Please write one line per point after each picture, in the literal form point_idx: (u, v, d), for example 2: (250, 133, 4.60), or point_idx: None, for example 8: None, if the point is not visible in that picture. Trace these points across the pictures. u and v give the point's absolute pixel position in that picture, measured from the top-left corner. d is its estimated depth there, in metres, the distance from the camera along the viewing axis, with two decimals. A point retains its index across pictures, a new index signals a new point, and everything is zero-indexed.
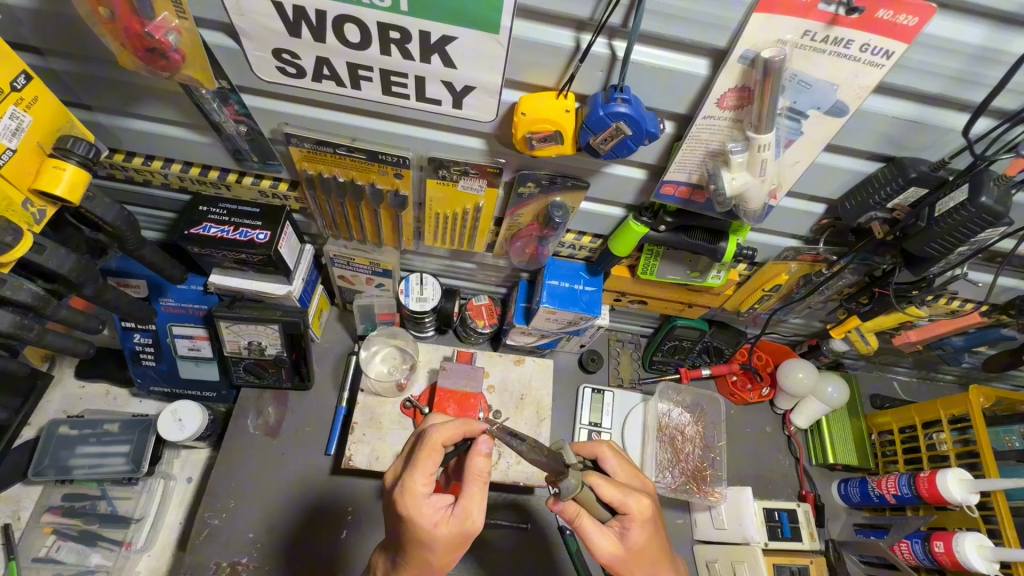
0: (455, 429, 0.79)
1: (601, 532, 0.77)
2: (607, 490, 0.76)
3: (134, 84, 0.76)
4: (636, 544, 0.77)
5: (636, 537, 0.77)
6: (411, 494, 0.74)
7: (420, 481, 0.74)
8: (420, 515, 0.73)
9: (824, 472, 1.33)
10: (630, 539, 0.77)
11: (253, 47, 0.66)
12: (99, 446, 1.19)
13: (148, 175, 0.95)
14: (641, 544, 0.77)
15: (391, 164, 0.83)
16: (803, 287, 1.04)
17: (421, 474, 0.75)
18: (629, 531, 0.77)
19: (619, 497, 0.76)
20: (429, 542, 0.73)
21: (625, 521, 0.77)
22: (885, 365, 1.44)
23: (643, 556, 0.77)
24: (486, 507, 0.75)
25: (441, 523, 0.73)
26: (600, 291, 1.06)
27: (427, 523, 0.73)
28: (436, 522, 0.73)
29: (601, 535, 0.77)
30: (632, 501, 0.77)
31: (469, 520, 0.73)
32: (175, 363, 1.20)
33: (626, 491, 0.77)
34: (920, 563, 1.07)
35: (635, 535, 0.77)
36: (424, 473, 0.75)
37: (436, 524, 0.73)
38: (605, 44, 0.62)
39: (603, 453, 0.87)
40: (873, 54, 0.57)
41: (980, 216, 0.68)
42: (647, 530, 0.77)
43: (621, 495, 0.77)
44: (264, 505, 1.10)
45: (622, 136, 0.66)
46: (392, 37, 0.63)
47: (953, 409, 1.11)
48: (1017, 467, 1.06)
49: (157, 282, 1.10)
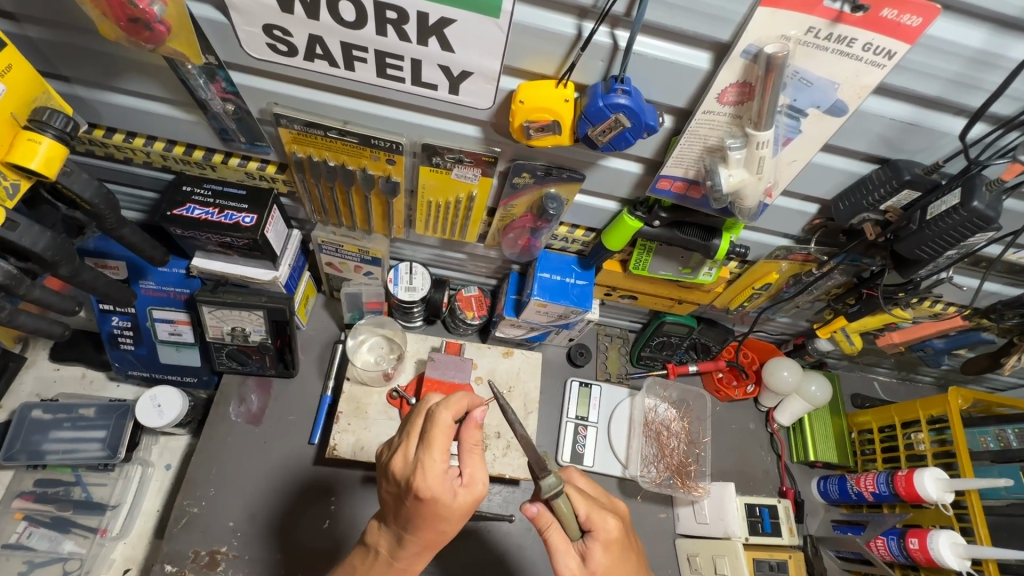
0: (457, 407, 0.75)
1: (567, 549, 0.76)
2: (578, 505, 0.77)
3: (115, 56, 0.73)
4: (598, 569, 0.75)
5: (599, 559, 0.76)
6: (430, 470, 0.71)
7: (437, 459, 0.72)
8: (443, 491, 0.71)
9: (804, 469, 1.35)
10: (593, 560, 0.76)
11: (243, 21, 0.64)
12: (73, 432, 1.16)
13: (130, 152, 0.92)
14: (603, 568, 0.76)
15: (384, 150, 0.81)
16: (793, 287, 1.03)
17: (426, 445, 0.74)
18: (593, 553, 0.76)
19: (586, 514, 0.77)
20: (446, 515, 0.73)
21: (591, 542, 0.77)
22: (868, 365, 1.46)
23: None
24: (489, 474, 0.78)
25: (458, 493, 0.73)
26: (591, 284, 1.06)
27: (449, 496, 0.72)
28: (457, 500, 0.72)
29: (566, 554, 0.76)
30: (599, 519, 0.77)
31: (476, 487, 0.74)
32: (154, 347, 1.16)
33: (594, 507, 0.77)
34: (895, 559, 1.10)
35: (599, 557, 0.76)
36: (443, 453, 0.72)
37: (454, 495, 0.73)
38: (607, 33, 0.61)
39: (573, 474, 0.87)
40: (876, 54, 0.56)
41: (971, 220, 0.68)
42: (611, 553, 0.76)
43: (589, 510, 0.77)
44: (245, 492, 1.08)
45: (621, 128, 0.65)
46: (388, 17, 0.61)
47: (931, 410, 1.14)
48: (990, 467, 1.09)
49: (138, 264, 1.06)
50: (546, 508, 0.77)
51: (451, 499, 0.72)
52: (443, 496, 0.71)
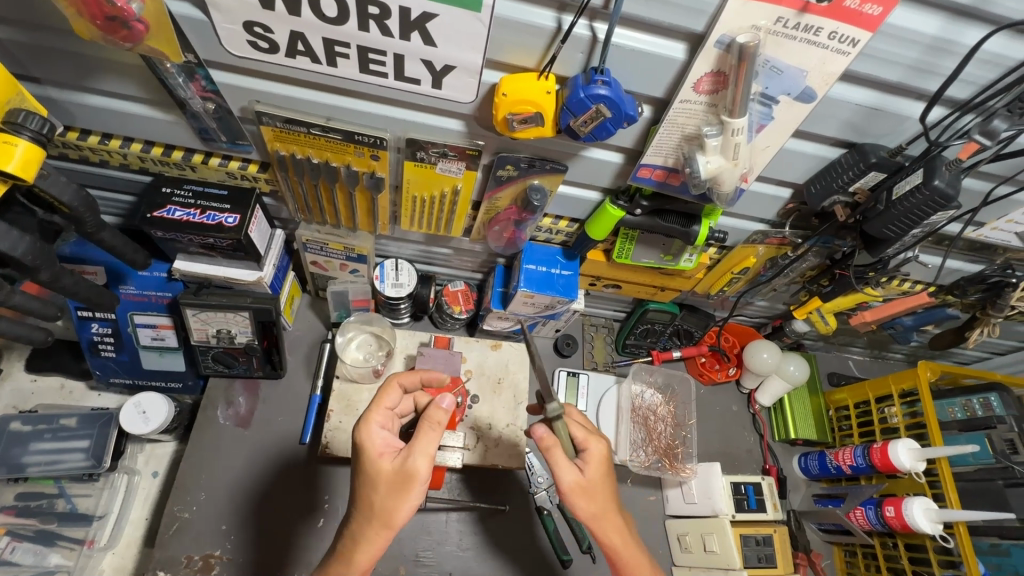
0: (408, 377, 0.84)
1: (566, 466, 0.81)
2: (577, 428, 0.84)
3: (89, 55, 0.71)
4: (596, 477, 0.82)
5: (594, 469, 0.83)
6: (365, 422, 0.80)
7: (376, 414, 0.81)
8: (369, 442, 0.78)
9: (786, 447, 1.40)
10: (591, 472, 0.82)
11: (222, 19, 0.63)
12: (55, 443, 1.13)
13: (106, 154, 0.90)
14: (599, 476, 0.82)
15: (368, 145, 0.81)
16: (770, 270, 1.07)
17: (380, 413, 0.82)
18: (590, 464, 0.83)
19: (584, 437, 0.84)
20: (370, 473, 0.77)
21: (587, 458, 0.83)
22: (842, 345, 1.52)
23: (601, 492, 0.82)
24: (430, 456, 0.76)
25: (384, 455, 0.77)
26: (576, 274, 1.07)
27: (373, 450, 0.78)
28: (381, 457, 0.77)
29: (566, 466, 0.81)
30: (593, 441, 0.83)
31: (411, 461, 0.75)
32: (136, 353, 1.15)
33: (591, 432, 0.85)
34: (873, 527, 1.15)
35: (592, 470, 0.83)
36: (381, 410, 0.82)
37: (380, 455, 0.77)
38: (586, 26, 0.62)
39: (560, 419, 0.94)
40: (840, 42, 0.59)
41: (933, 199, 0.72)
42: (604, 467, 0.83)
43: (587, 435, 0.84)
44: (236, 496, 1.07)
45: (602, 118, 0.67)
46: (370, 12, 0.62)
47: (903, 384, 1.19)
48: (958, 436, 1.14)
49: (118, 269, 1.05)
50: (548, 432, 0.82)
51: (377, 457, 0.77)
52: (369, 447, 0.78)
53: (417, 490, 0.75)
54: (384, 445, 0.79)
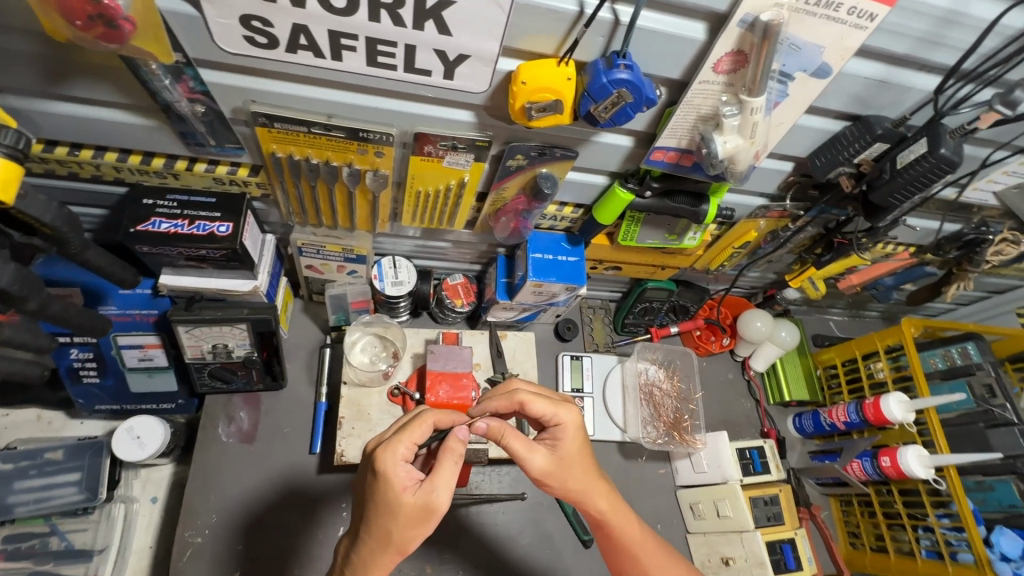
0: None
1: (534, 450, 0.81)
2: (541, 404, 0.83)
3: (59, 58, 0.64)
4: (567, 454, 0.82)
5: (567, 446, 0.83)
6: (391, 451, 0.74)
7: (403, 444, 0.74)
8: (394, 476, 0.73)
9: (780, 409, 1.47)
10: (562, 448, 0.82)
11: (216, 13, 0.58)
12: (42, 479, 1.06)
13: (76, 165, 0.83)
14: (570, 453, 0.82)
15: (373, 142, 0.77)
16: (771, 243, 1.10)
17: (407, 443, 0.75)
18: (561, 442, 0.83)
19: (551, 410, 0.84)
20: (392, 506, 0.73)
21: (558, 433, 0.84)
22: (823, 308, 1.59)
23: (575, 469, 0.82)
24: (452, 490, 0.75)
25: (408, 490, 0.73)
26: (582, 259, 1.07)
27: (398, 485, 0.73)
28: (406, 492, 0.73)
29: (532, 452, 0.80)
30: (564, 412, 0.83)
31: (434, 495, 0.73)
32: (123, 377, 1.08)
33: (558, 403, 0.84)
34: (869, 478, 1.22)
35: (564, 446, 0.83)
36: (410, 440, 0.75)
37: (404, 489, 0.73)
38: (608, 8, 0.60)
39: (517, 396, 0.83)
40: (859, 17, 0.60)
41: (939, 166, 0.75)
42: (579, 438, 0.84)
43: (553, 409, 0.83)
44: (249, 514, 1.03)
45: (623, 103, 0.66)
46: (382, 1, 0.58)
47: (888, 340, 1.26)
48: (941, 385, 1.23)
49: (95, 287, 0.96)
50: (497, 422, 0.80)
51: (400, 491, 0.72)
52: (394, 481, 0.73)
53: (435, 522, 0.75)
54: (407, 478, 0.74)
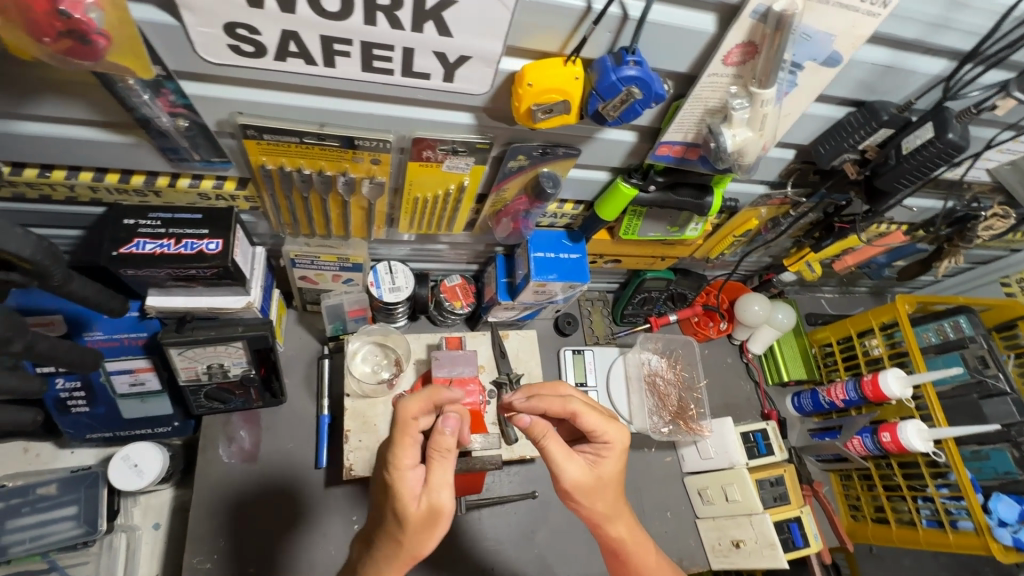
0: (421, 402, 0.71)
1: (571, 458, 0.78)
2: (594, 418, 0.82)
3: (24, 76, 0.59)
4: (605, 474, 0.80)
5: (608, 466, 0.81)
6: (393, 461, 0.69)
7: (403, 452, 0.70)
8: (400, 485, 0.69)
9: (779, 390, 1.49)
10: (603, 468, 0.81)
11: (198, 21, 0.54)
12: (35, 516, 1.01)
13: (48, 188, 0.77)
14: (610, 474, 0.81)
15: (369, 150, 0.73)
16: (771, 230, 1.10)
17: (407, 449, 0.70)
18: (603, 460, 0.81)
19: (603, 427, 0.82)
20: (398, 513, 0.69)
21: (599, 452, 0.82)
22: (815, 286, 1.61)
23: (605, 491, 0.80)
24: (453, 488, 0.71)
25: (414, 497, 0.69)
26: (584, 255, 1.05)
27: (404, 494, 0.69)
28: (412, 499, 0.69)
29: (571, 459, 0.78)
30: (613, 431, 0.82)
31: (437, 496, 0.70)
32: (114, 404, 1.03)
33: (609, 421, 0.82)
34: (869, 453, 1.25)
35: (606, 465, 0.81)
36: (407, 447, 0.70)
37: (411, 497, 0.69)
38: (617, 3, 0.58)
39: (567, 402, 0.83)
40: (872, 4, 0.58)
41: (946, 151, 0.75)
42: (622, 461, 0.82)
43: (604, 423, 0.82)
44: (258, 535, 1.00)
45: (632, 101, 0.64)
46: (379, 3, 0.54)
47: (883, 318, 1.28)
48: (936, 358, 1.26)
49: (79, 315, 0.92)
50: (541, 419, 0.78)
51: (404, 501, 0.69)
52: (400, 491, 0.69)
53: (444, 525, 0.71)
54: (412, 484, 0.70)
